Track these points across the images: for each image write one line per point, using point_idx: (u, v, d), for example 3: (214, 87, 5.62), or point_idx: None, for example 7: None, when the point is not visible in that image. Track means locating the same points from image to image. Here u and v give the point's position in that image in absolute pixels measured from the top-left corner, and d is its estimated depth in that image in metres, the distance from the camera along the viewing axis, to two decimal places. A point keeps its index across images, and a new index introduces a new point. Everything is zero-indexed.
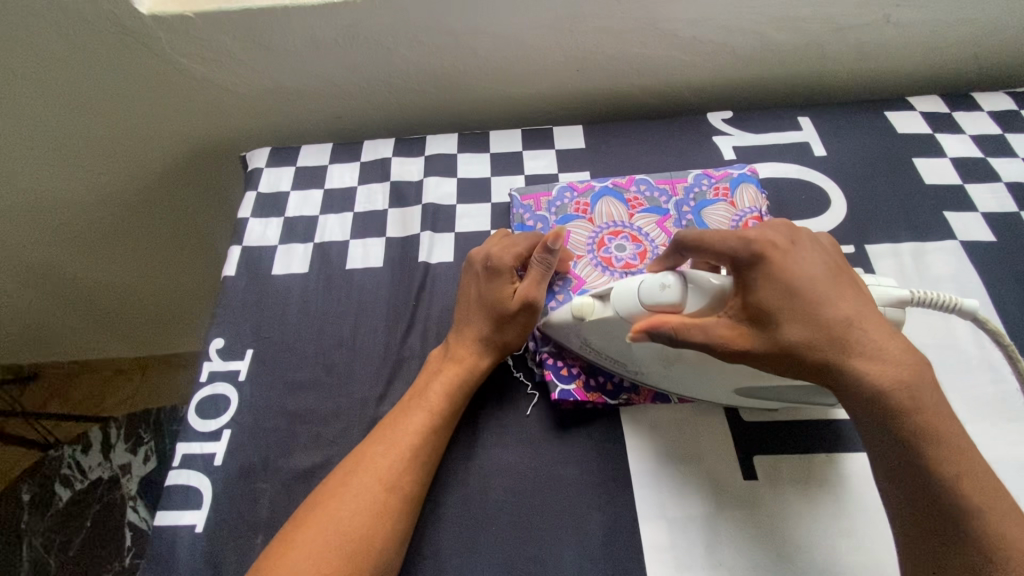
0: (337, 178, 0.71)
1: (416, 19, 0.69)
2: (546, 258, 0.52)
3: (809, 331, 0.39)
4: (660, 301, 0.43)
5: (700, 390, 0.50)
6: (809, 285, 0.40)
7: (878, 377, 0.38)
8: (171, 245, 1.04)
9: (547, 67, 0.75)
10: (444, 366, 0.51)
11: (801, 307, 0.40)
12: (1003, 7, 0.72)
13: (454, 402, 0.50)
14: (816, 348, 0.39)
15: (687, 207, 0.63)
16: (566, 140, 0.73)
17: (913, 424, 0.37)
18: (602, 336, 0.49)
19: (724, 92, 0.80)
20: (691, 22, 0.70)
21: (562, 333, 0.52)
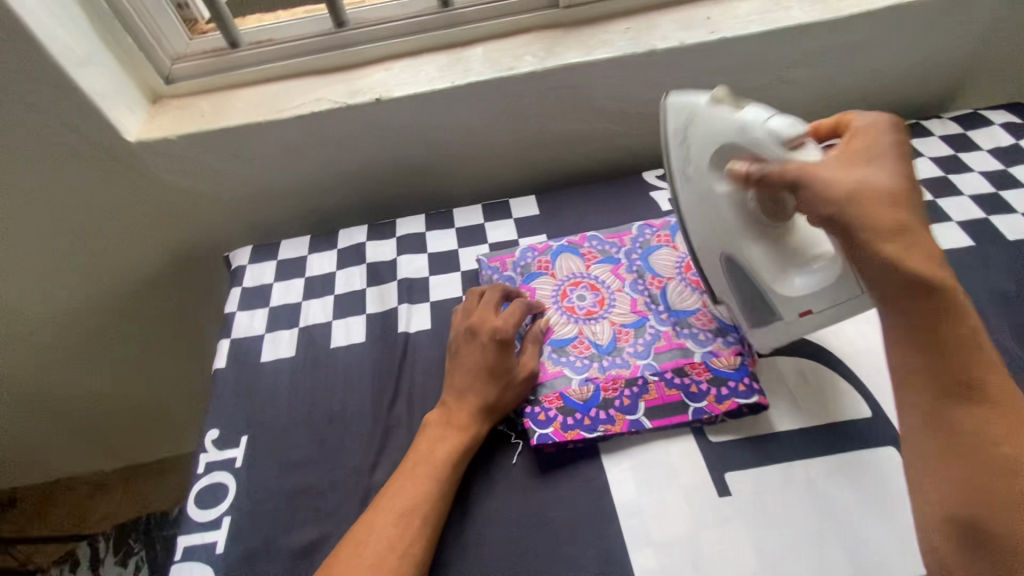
0: (316, 266, 0.77)
1: (378, 120, 0.78)
2: (538, 335, 0.62)
3: (860, 195, 0.42)
4: (783, 136, 0.45)
5: (703, 235, 0.55)
6: (894, 166, 0.44)
7: (917, 240, 0.41)
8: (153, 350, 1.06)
9: (497, 147, 0.85)
10: (445, 431, 0.55)
11: (879, 168, 0.43)
12: (875, 59, 0.85)
13: (456, 469, 0.53)
14: (873, 199, 0.42)
15: (636, 255, 0.70)
16: (522, 208, 0.81)
17: (941, 286, 0.40)
18: (704, 126, 0.50)
19: (657, 151, 0.90)
20: (614, 98, 0.81)
21: (677, 114, 0.54)
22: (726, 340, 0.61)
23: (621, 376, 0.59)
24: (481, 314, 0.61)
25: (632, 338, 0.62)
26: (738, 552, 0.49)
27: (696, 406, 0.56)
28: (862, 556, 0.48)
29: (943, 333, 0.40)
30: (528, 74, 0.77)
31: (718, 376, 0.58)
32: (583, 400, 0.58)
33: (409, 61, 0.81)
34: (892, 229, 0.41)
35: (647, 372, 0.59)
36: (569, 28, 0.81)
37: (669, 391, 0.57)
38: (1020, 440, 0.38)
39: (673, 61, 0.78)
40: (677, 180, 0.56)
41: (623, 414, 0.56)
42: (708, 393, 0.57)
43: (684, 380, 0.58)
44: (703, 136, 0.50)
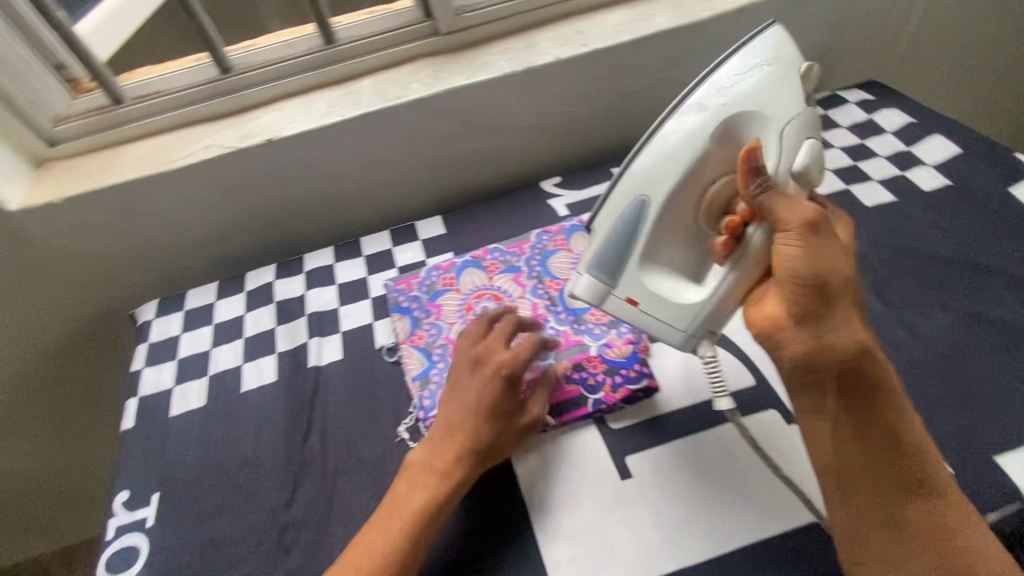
0: (225, 311, 0.77)
1: (273, 160, 0.79)
2: (543, 379, 0.59)
3: (844, 271, 0.45)
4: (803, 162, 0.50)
5: (654, 168, 0.49)
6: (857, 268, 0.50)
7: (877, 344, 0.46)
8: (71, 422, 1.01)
9: (398, 174, 0.87)
10: (425, 478, 0.52)
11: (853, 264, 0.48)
12: None
13: (431, 522, 0.51)
14: (852, 294, 0.46)
15: (535, 261, 0.73)
16: (430, 229, 0.81)
17: (884, 372, 0.46)
18: (773, 86, 0.49)
19: (557, 159, 0.92)
20: (504, 115, 0.85)
21: (782, 70, 0.50)
22: (618, 331, 0.64)
23: None
24: (495, 343, 0.57)
25: None
26: (642, 531, 0.52)
27: (594, 398, 0.60)
28: (749, 514, 0.52)
29: (908, 432, 0.45)
30: (414, 101, 0.79)
31: (613, 366, 0.61)
32: None
33: (299, 99, 0.82)
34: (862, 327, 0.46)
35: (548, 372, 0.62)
36: (452, 53, 0.84)
37: (569, 386, 0.60)
38: (938, 506, 0.44)
39: (553, 75, 0.82)
40: (682, 101, 0.49)
41: None
42: (604, 384, 0.60)
43: (582, 374, 0.61)
44: (765, 90, 0.49)
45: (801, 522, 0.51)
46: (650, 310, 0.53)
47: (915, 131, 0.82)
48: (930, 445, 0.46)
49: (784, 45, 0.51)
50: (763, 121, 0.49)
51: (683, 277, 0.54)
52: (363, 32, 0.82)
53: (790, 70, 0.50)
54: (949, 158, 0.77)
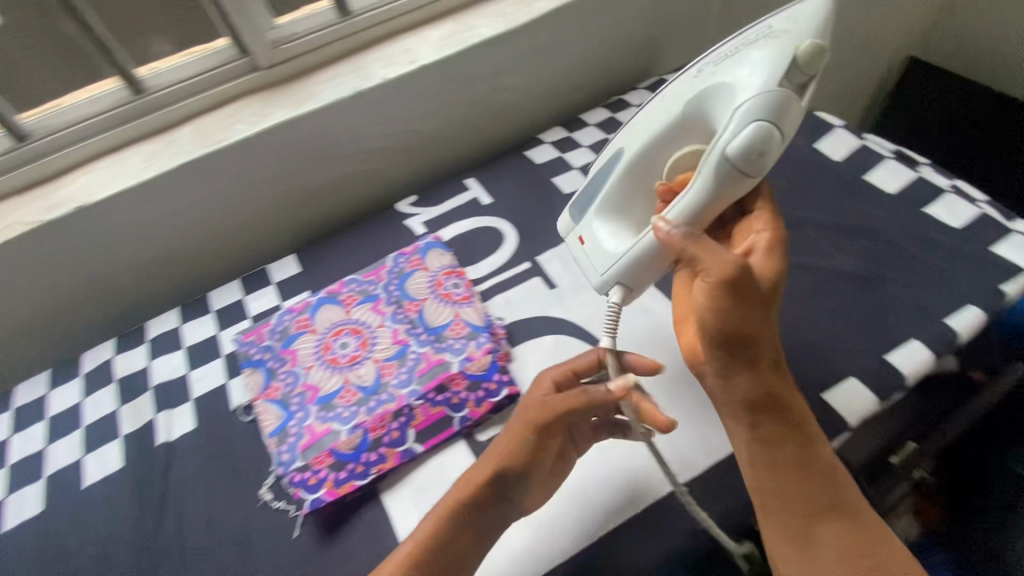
0: (60, 401, 0.69)
1: (91, 229, 0.73)
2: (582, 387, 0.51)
3: (753, 322, 0.46)
4: (742, 163, 0.47)
5: (634, 131, 0.58)
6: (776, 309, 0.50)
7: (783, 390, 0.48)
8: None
9: (243, 219, 0.82)
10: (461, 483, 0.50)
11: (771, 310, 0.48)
12: (576, 49, 0.93)
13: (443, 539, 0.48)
14: (762, 344, 0.47)
15: (393, 286, 0.70)
16: (282, 271, 0.78)
17: (796, 414, 0.47)
18: (745, 66, 0.48)
19: (411, 177, 0.91)
20: (343, 141, 0.82)
21: (782, 41, 0.46)
22: (478, 342, 0.63)
23: (387, 412, 0.59)
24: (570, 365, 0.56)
25: (396, 370, 0.62)
26: (510, 541, 0.52)
27: (459, 416, 0.59)
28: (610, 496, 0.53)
29: (814, 467, 0.47)
30: (239, 141, 0.75)
31: (475, 381, 0.60)
32: (353, 448, 0.57)
33: (114, 158, 0.76)
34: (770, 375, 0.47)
35: (411, 399, 0.59)
36: (277, 88, 0.81)
37: (433, 410, 0.59)
38: (850, 530, 0.46)
39: (385, 96, 0.81)
40: (688, 74, 0.54)
41: (393, 448, 0.57)
42: (468, 400, 0.59)
43: (445, 395, 0.60)
44: (733, 74, 0.48)
45: (648, 504, 0.52)
46: (594, 246, 0.60)
47: None
48: (843, 476, 0.47)
49: (802, 16, 0.47)
50: (726, 98, 0.49)
51: (627, 232, 0.59)
52: (175, 78, 0.77)
53: (786, 48, 0.45)
54: None
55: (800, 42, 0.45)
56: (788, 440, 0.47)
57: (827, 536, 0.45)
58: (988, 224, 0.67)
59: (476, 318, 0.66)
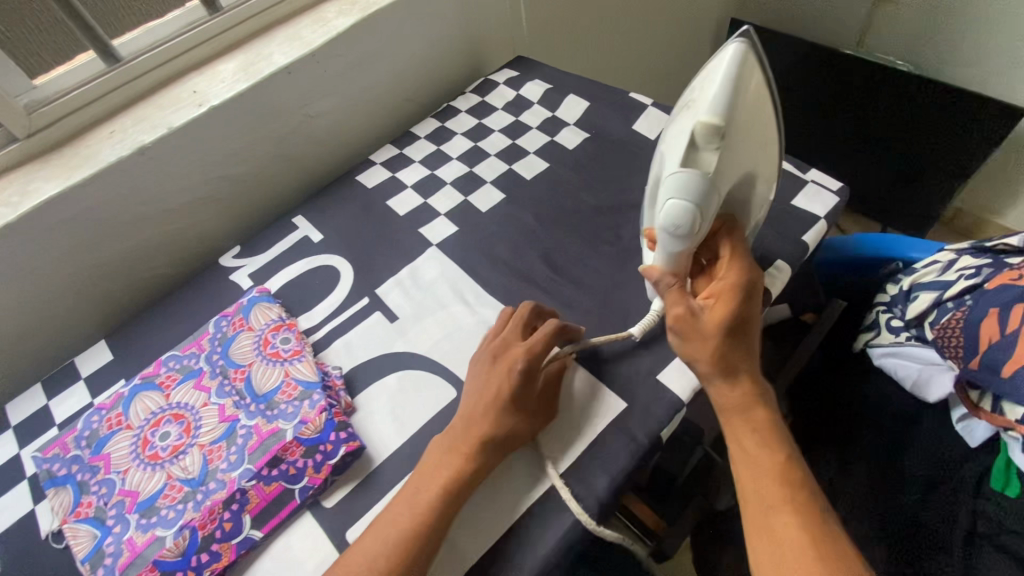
0: None
1: None
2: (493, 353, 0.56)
3: (707, 348, 0.48)
4: (668, 234, 0.50)
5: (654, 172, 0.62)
6: (754, 334, 0.49)
7: (757, 402, 0.47)
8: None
9: (37, 311, 0.72)
10: (446, 457, 0.51)
11: (739, 332, 0.48)
12: (391, 60, 0.89)
13: (437, 524, 0.48)
14: (725, 364, 0.47)
15: (216, 355, 0.65)
16: (91, 361, 0.69)
17: (767, 423, 0.47)
18: (678, 138, 0.49)
19: (235, 225, 0.85)
20: (138, 204, 0.74)
21: (691, 118, 0.47)
22: (311, 401, 0.58)
23: (216, 502, 0.53)
24: (513, 333, 0.57)
25: (224, 452, 0.57)
26: None
27: (298, 487, 0.54)
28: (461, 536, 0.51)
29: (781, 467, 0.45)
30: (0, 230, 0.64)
31: (310, 446, 0.55)
32: (181, 554, 0.51)
33: None
34: (741, 388, 0.48)
35: (242, 482, 0.54)
36: (44, 158, 0.70)
37: (269, 487, 0.54)
38: (803, 524, 0.42)
39: (175, 147, 0.73)
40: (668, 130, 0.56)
41: (227, 542, 0.52)
42: (305, 467, 0.55)
43: (280, 468, 0.55)
44: (671, 147, 0.50)
45: (495, 538, 0.51)
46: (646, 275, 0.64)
47: (553, 95, 0.88)
48: (812, 484, 0.44)
49: (707, 83, 0.46)
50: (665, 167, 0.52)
51: None
52: None
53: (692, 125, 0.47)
54: (582, 113, 0.85)
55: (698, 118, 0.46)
56: (760, 448, 0.45)
57: (776, 525, 0.42)
58: (789, 177, 0.71)
59: (309, 373, 0.61)
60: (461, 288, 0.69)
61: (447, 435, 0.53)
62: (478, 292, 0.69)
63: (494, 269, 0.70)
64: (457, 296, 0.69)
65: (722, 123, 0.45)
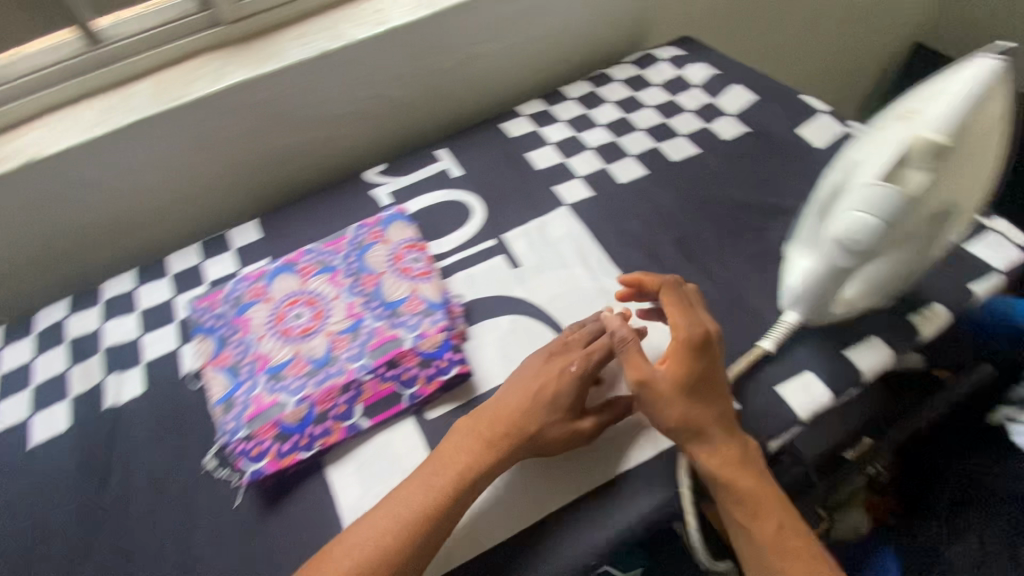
0: (10, 359, 0.68)
1: (42, 185, 0.70)
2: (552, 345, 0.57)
3: (674, 414, 0.49)
4: (844, 237, 0.48)
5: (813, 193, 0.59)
6: (718, 386, 0.50)
7: (735, 449, 0.49)
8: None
9: (206, 182, 0.80)
10: (469, 442, 0.51)
11: (699, 387, 0.49)
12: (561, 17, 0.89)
13: (440, 520, 0.47)
14: (698, 424, 0.48)
15: (352, 257, 0.70)
16: (242, 236, 0.77)
17: (749, 473, 0.48)
18: (880, 143, 0.47)
19: (381, 145, 0.89)
20: (310, 106, 0.79)
21: (908, 126, 0.46)
22: (432, 319, 0.62)
23: (336, 385, 0.58)
24: (575, 341, 0.56)
25: (347, 343, 0.62)
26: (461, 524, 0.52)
27: (408, 392, 0.58)
28: (552, 481, 0.53)
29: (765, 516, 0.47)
30: (195, 101, 0.72)
31: (426, 358, 0.60)
32: (299, 421, 0.56)
33: (68, 111, 0.73)
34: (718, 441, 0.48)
35: (361, 374, 0.59)
36: (242, 45, 0.77)
37: (383, 385, 0.59)
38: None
39: (352, 58, 0.78)
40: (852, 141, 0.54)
41: (339, 423, 0.57)
42: (419, 377, 0.59)
43: (396, 371, 0.59)
44: (865, 153, 0.48)
45: (585, 492, 0.52)
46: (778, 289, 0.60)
47: (716, 83, 0.85)
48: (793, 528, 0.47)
49: (939, 97, 0.46)
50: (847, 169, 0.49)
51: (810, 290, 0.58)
52: (133, 30, 0.74)
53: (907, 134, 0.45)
54: (745, 107, 0.81)
55: (919, 130, 0.45)
56: (752, 501, 0.47)
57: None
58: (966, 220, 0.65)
59: (433, 294, 0.65)
60: (585, 253, 0.69)
61: (450, 442, 0.52)
62: (602, 261, 0.68)
63: (622, 241, 0.70)
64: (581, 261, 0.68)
65: (947, 140, 0.43)
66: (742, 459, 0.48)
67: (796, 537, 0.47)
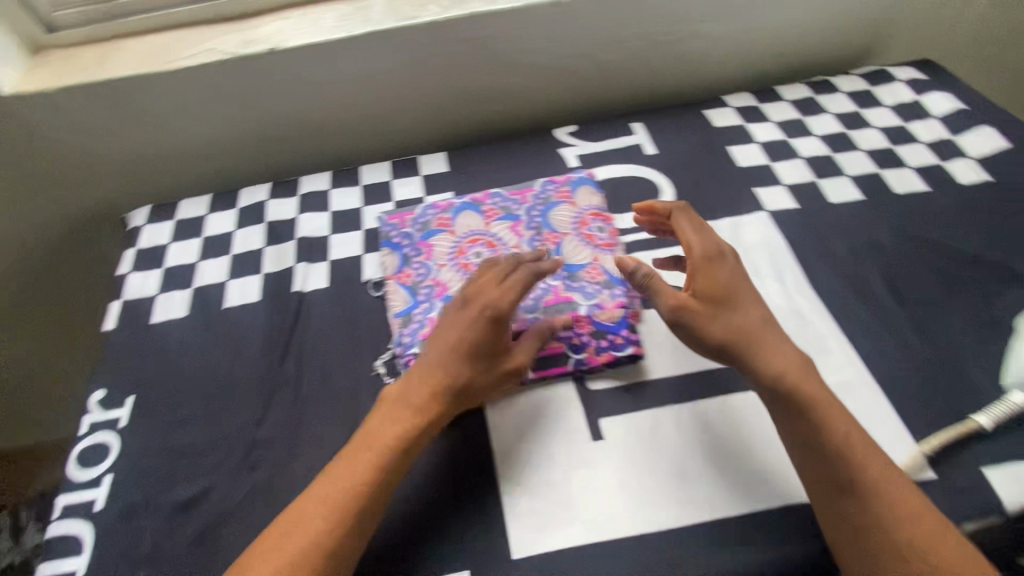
0: (215, 226, 0.75)
1: (276, 73, 0.74)
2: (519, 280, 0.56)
3: (713, 331, 0.53)
4: None
5: None
6: (742, 297, 0.55)
7: (782, 365, 0.52)
8: (52, 321, 0.99)
9: (407, 105, 0.82)
10: (400, 412, 0.51)
11: (723, 298, 0.54)
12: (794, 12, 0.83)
13: (371, 499, 0.48)
14: (735, 335, 0.53)
15: (536, 212, 0.70)
16: (430, 165, 0.79)
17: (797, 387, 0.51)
18: None
19: (573, 106, 0.87)
20: (524, 52, 0.79)
21: None
22: (611, 293, 0.62)
23: (508, 330, 0.59)
24: (488, 282, 0.56)
25: None
26: (613, 504, 0.51)
27: (576, 357, 0.58)
28: (711, 490, 0.51)
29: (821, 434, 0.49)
30: (427, 24, 0.73)
31: (601, 329, 0.60)
32: None
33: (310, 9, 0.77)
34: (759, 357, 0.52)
35: (533, 326, 0.59)
36: None
37: (553, 343, 0.59)
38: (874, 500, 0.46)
39: (581, 13, 0.76)
40: None
41: None
42: (589, 345, 0.59)
43: (568, 334, 0.59)
44: None
45: (747, 512, 0.50)
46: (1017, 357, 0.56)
47: (955, 120, 0.77)
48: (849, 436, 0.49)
49: None
50: None
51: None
52: None
53: None
54: (986, 151, 0.73)
55: None
56: (804, 418, 0.50)
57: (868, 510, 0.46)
58: None
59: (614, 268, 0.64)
60: (781, 267, 0.66)
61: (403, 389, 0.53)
62: (799, 281, 0.65)
63: (822, 264, 0.66)
64: (775, 275, 0.66)
65: None
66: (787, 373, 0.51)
67: (854, 448, 0.48)
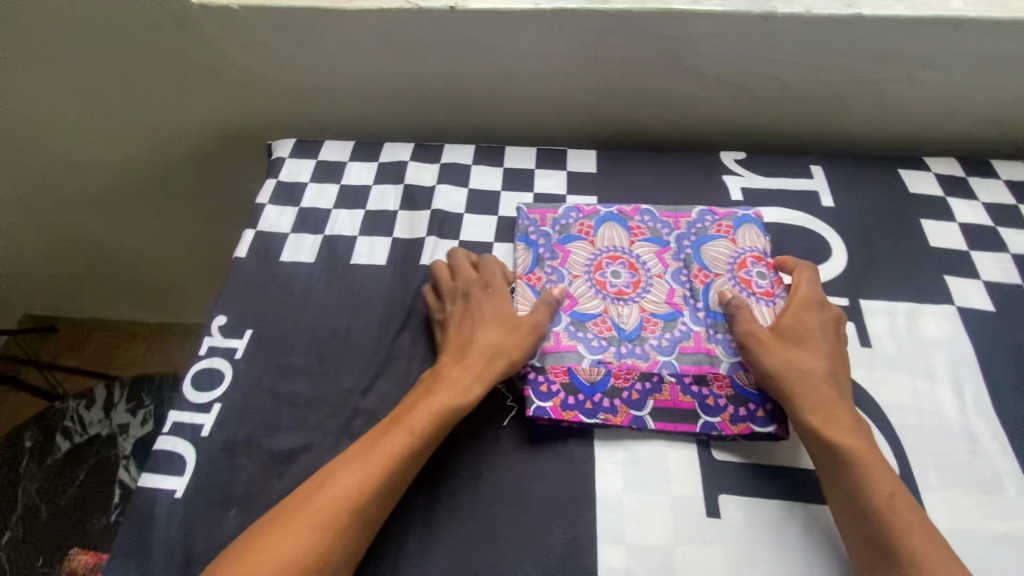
0: (354, 175, 0.74)
1: (449, 33, 0.70)
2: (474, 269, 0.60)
3: (772, 362, 0.52)
4: None
5: None
6: (814, 342, 0.53)
7: (834, 414, 0.49)
8: (179, 217, 1.05)
9: (570, 91, 0.77)
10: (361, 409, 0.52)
11: (798, 338, 0.53)
12: None
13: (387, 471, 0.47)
14: (792, 372, 0.51)
15: (688, 242, 0.63)
16: (579, 162, 0.74)
17: (844, 439, 0.48)
18: None
19: (743, 127, 0.79)
20: (713, 62, 0.71)
21: None
22: None
23: (636, 367, 0.55)
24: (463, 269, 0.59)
25: (659, 330, 0.57)
26: None
27: (706, 419, 0.53)
28: None
29: (859, 492, 0.46)
30: (621, 12, 0.67)
31: (739, 396, 0.53)
32: (590, 382, 0.54)
33: None
34: (809, 398, 0.50)
35: (664, 371, 0.55)
36: None
37: (682, 396, 0.54)
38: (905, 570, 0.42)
39: (795, 31, 0.67)
40: None
41: (627, 407, 0.53)
42: (724, 410, 0.53)
43: (701, 390, 0.54)
44: None
45: None
46: None
47: None
48: (892, 504, 0.45)
49: None
50: None
51: None
52: None
53: None
54: None
55: None
56: (844, 470, 0.47)
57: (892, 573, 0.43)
58: None
59: None
60: (960, 377, 0.57)
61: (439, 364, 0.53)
62: (982, 400, 0.55)
63: (1012, 387, 0.56)
64: (952, 385, 0.56)
65: None
66: (838, 423, 0.49)
67: (899, 515, 0.44)
